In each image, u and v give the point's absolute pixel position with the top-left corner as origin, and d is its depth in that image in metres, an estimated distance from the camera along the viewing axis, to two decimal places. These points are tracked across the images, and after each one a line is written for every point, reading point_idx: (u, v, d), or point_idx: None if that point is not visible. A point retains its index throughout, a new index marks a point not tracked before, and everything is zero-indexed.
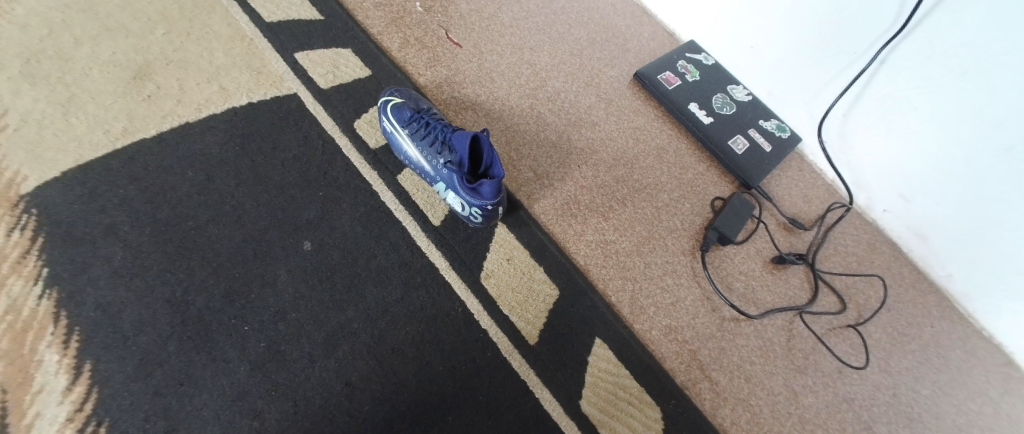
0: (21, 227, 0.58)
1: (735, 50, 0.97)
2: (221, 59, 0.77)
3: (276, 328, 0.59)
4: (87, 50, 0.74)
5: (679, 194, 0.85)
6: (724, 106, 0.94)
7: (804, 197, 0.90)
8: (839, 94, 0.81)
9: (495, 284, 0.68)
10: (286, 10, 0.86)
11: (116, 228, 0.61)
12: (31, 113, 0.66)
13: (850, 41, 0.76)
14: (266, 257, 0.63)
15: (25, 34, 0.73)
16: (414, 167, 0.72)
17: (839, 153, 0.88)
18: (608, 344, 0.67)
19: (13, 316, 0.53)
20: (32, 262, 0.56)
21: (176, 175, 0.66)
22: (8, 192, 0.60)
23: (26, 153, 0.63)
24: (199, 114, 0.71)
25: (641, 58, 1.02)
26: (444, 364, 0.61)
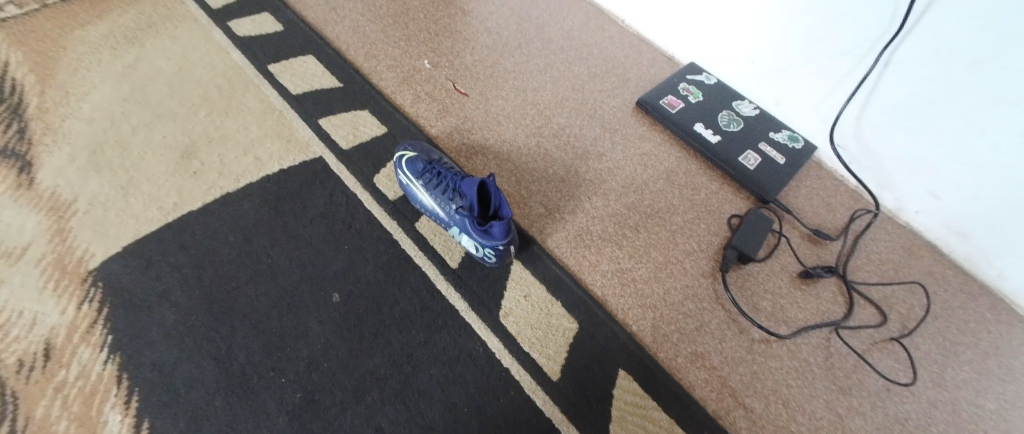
0: (89, 300, 0.66)
1: (736, 66, 0.98)
2: (255, 132, 0.86)
3: (310, 378, 0.62)
4: (143, 137, 0.84)
5: (693, 215, 0.85)
6: (732, 123, 0.94)
7: (827, 206, 0.88)
8: (848, 99, 0.80)
9: (514, 322, 0.69)
10: (309, 81, 0.95)
11: (169, 293, 0.67)
12: (97, 197, 0.76)
13: (851, 46, 0.76)
14: (300, 311, 0.67)
15: (92, 129, 0.84)
16: (430, 214, 0.76)
17: (858, 157, 0.86)
18: (632, 375, 0.67)
19: (84, 380, 0.60)
20: (99, 330, 0.64)
21: (218, 241, 0.73)
22: (79, 269, 0.68)
23: (94, 233, 0.72)
24: (237, 184, 0.79)
25: (643, 86, 1.05)
26: (469, 405, 0.63)
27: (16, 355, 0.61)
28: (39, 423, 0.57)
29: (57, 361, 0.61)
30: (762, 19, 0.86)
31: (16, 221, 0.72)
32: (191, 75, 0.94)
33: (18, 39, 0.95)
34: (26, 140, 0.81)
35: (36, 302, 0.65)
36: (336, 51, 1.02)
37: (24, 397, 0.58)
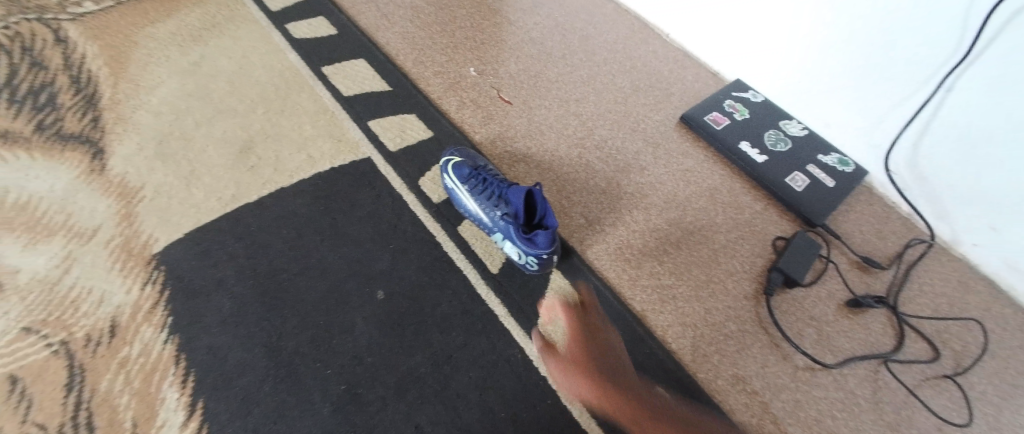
0: (152, 282, 0.70)
1: (786, 85, 0.96)
2: (309, 130, 0.90)
3: (354, 372, 0.64)
4: (205, 130, 0.88)
5: (737, 235, 0.83)
6: (779, 143, 0.92)
7: (877, 233, 0.85)
8: (904, 124, 0.78)
9: (552, 331, 0.70)
10: (360, 84, 0.99)
11: (225, 281, 0.71)
12: (162, 185, 0.80)
13: (909, 70, 0.73)
14: (346, 306, 0.70)
15: (158, 121, 0.89)
16: (473, 219, 0.77)
17: (911, 183, 0.83)
18: (670, 394, 0.66)
19: (145, 358, 0.64)
20: (160, 312, 0.67)
21: (272, 234, 0.76)
22: (144, 252, 0.73)
23: (158, 219, 0.76)
24: (292, 179, 0.82)
25: (686, 102, 1.04)
26: (506, 410, 0.63)
27: (85, 330, 0.65)
28: (102, 396, 0.61)
29: (121, 338, 0.65)
30: (817, 39, 0.84)
31: (88, 204, 0.78)
32: (251, 74, 0.99)
33: (95, 33, 1.02)
34: (99, 128, 0.87)
35: (103, 281, 0.70)
36: (387, 56, 1.05)
37: (90, 371, 0.62)
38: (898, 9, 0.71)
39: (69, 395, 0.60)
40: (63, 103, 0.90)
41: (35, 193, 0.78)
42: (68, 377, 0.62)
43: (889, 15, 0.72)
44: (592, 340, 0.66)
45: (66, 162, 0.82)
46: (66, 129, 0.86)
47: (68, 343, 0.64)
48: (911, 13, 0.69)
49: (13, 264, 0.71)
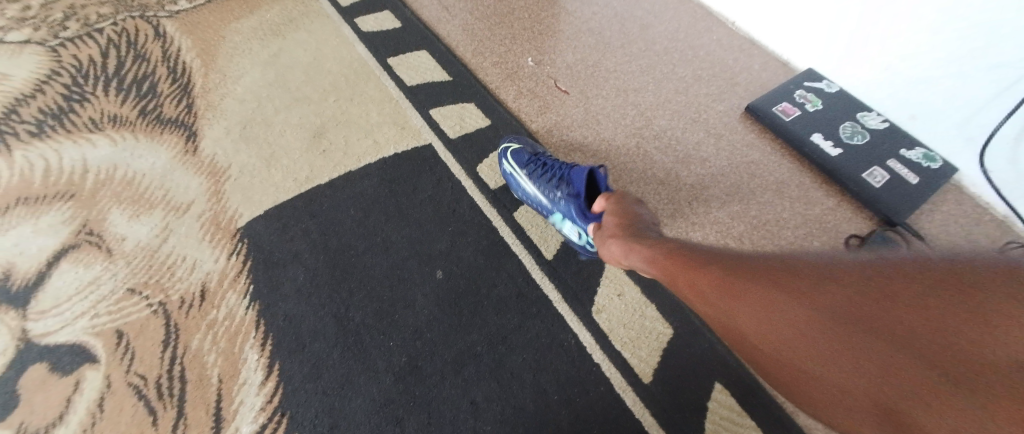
0: (236, 253, 0.77)
1: (865, 74, 0.89)
2: (375, 117, 0.95)
3: (415, 345, 0.68)
4: (283, 116, 0.95)
5: (805, 231, 0.79)
6: (855, 135, 0.87)
7: (967, 236, 0.78)
8: (1004, 116, 0.70)
9: (606, 319, 0.70)
10: (422, 74, 1.02)
11: (300, 255, 0.76)
12: (245, 166, 0.88)
13: (1013, 58, 0.66)
14: (407, 283, 0.73)
15: (242, 107, 0.97)
16: (532, 202, 0.78)
17: (1011, 182, 0.75)
18: (729, 390, 0.64)
19: (229, 321, 0.70)
20: (243, 280, 0.74)
21: (341, 213, 0.81)
22: (230, 226, 0.80)
23: (242, 196, 0.83)
24: (359, 163, 0.87)
25: (751, 92, 1.00)
26: (559, 393, 0.64)
27: (180, 294, 0.73)
28: (194, 353, 0.68)
29: (210, 302, 0.72)
30: (901, 25, 0.78)
31: (183, 181, 0.86)
32: (324, 65, 1.05)
33: (189, 28, 1.13)
34: (192, 114, 0.96)
35: (196, 250, 0.77)
36: (447, 47, 1.08)
37: (184, 330, 0.70)
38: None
39: (166, 350, 0.68)
40: (161, 91, 1.00)
41: (138, 170, 0.88)
42: (165, 334, 0.69)
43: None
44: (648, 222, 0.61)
45: (164, 143, 0.91)
46: (163, 114, 0.96)
47: (166, 304, 0.72)
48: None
49: (122, 232, 0.80)
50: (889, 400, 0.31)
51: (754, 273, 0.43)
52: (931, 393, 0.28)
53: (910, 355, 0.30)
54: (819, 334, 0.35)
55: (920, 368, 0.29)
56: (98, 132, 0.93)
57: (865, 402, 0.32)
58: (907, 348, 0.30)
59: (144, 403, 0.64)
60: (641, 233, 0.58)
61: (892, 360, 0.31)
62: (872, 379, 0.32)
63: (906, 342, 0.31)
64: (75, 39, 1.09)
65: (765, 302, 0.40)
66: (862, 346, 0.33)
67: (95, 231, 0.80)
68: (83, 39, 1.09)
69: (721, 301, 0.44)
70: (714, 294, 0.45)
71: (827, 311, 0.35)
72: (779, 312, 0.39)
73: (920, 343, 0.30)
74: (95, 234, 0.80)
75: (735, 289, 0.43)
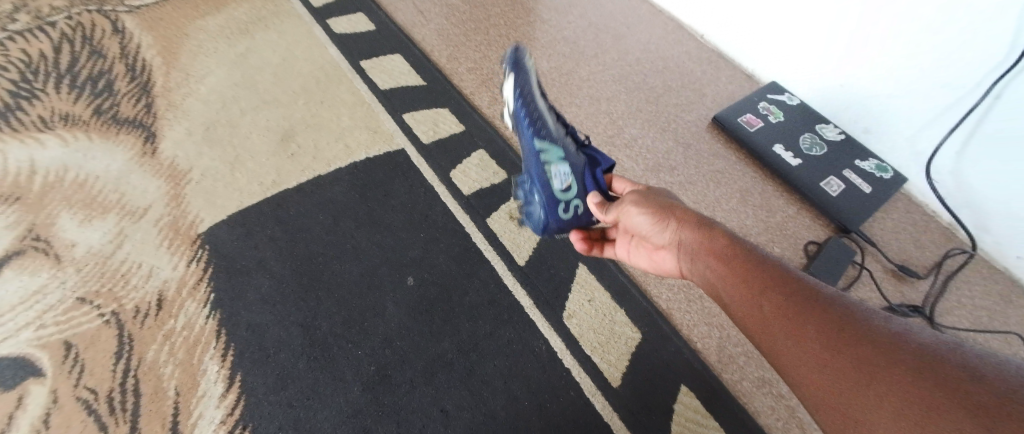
0: (197, 259, 0.74)
1: (824, 88, 0.94)
2: (347, 121, 0.93)
3: (384, 354, 0.67)
4: (250, 119, 0.93)
5: (767, 238, 0.82)
6: (814, 147, 0.90)
7: (915, 242, 0.82)
8: (948, 131, 0.75)
9: (577, 325, 0.70)
10: (396, 78, 1.01)
11: (265, 262, 0.74)
12: (209, 169, 0.84)
13: (956, 76, 0.71)
14: (378, 290, 0.72)
15: (207, 108, 0.94)
16: (538, 123, 0.70)
17: (953, 192, 0.80)
18: (695, 393, 0.66)
19: (188, 331, 0.67)
20: (203, 288, 0.71)
21: (310, 218, 0.79)
22: (191, 231, 0.77)
23: (204, 200, 0.80)
24: (329, 167, 0.85)
25: (718, 103, 1.03)
26: (530, 400, 0.64)
27: (135, 303, 0.69)
28: (149, 364, 0.64)
29: (167, 311, 0.69)
30: (860, 40, 0.82)
31: (140, 184, 0.82)
32: (294, 66, 1.02)
33: (150, 25, 1.08)
34: (152, 114, 0.92)
35: (153, 257, 0.74)
36: (422, 51, 1.08)
37: (138, 340, 0.66)
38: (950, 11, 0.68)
39: (118, 362, 0.64)
40: (119, 90, 0.95)
41: (92, 172, 0.83)
42: (118, 345, 0.66)
43: (939, 17, 0.69)
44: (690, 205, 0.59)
45: (121, 145, 0.87)
46: (121, 114, 0.91)
47: (119, 313, 0.68)
48: (989, 12, 0.64)
49: (72, 238, 0.76)
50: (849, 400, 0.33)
51: (772, 265, 0.43)
52: (896, 403, 0.30)
53: (892, 372, 0.31)
54: (814, 329, 0.36)
55: (895, 384, 0.31)
56: (48, 131, 0.88)
57: (828, 396, 0.34)
58: (891, 366, 0.32)
59: (92, 420, 0.61)
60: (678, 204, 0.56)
61: (870, 371, 0.32)
62: (843, 380, 0.33)
63: (894, 361, 0.32)
64: (25, 32, 1.03)
65: (775, 289, 0.41)
66: (850, 353, 0.34)
67: (42, 236, 0.75)
68: (33, 32, 1.03)
69: (728, 280, 0.45)
70: (724, 273, 0.45)
71: (835, 317, 0.36)
72: (787, 302, 0.39)
73: (904, 368, 0.31)
74: (42, 239, 0.75)
75: (750, 270, 0.43)
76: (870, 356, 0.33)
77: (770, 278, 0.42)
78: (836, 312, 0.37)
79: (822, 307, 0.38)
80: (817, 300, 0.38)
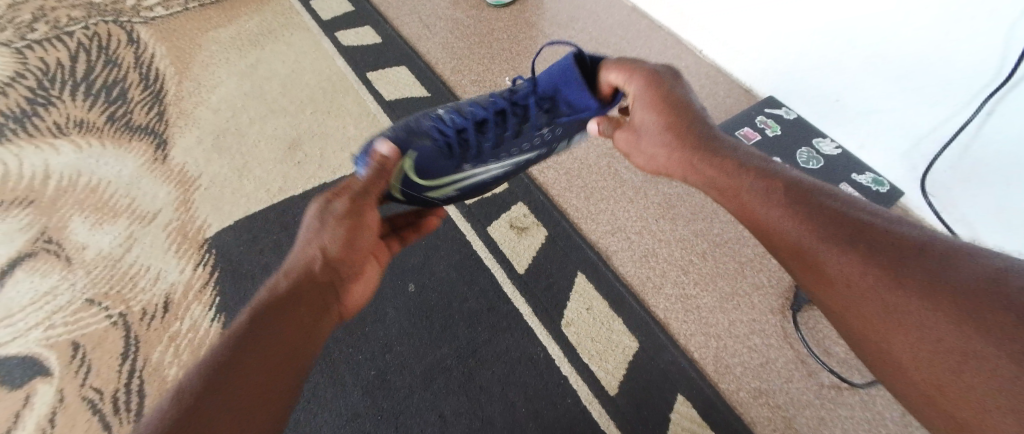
0: (203, 263, 0.75)
1: (820, 104, 0.95)
2: (352, 131, 0.95)
3: (384, 358, 0.68)
4: (258, 127, 0.95)
5: None
6: (811, 160, 0.92)
7: None
8: (942, 147, 0.77)
9: (575, 333, 0.71)
10: (401, 89, 1.04)
11: (269, 267, 0.76)
12: (217, 176, 0.87)
13: (947, 93, 0.73)
14: (378, 296, 0.73)
15: (217, 117, 0.97)
16: (532, 161, 0.81)
17: (949, 207, 0.81)
18: (691, 402, 0.66)
19: (194, 333, 0.69)
20: (208, 292, 0.72)
21: None
22: (198, 236, 0.79)
23: (212, 206, 0.82)
24: (334, 175, 0.88)
25: (717, 117, 1.06)
26: (527, 407, 0.65)
27: (142, 305, 0.71)
28: (154, 365, 0.66)
29: (173, 313, 0.70)
30: (861, 51, 0.82)
31: (151, 189, 0.84)
32: (302, 77, 1.05)
33: (165, 36, 1.12)
34: (163, 122, 0.95)
35: (161, 261, 0.76)
36: (426, 64, 1.11)
37: (144, 342, 0.68)
38: (947, 25, 0.68)
39: (124, 362, 0.66)
40: (132, 98, 0.98)
41: (103, 177, 0.85)
42: (124, 346, 0.67)
43: (939, 29, 0.69)
44: (690, 101, 0.52)
45: (133, 151, 0.90)
46: (133, 121, 0.94)
47: (126, 315, 0.70)
48: (971, 42, 0.67)
49: (82, 241, 0.77)
50: (866, 320, 0.32)
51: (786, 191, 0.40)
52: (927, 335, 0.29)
53: (919, 303, 0.30)
54: (831, 255, 0.35)
55: (926, 313, 0.30)
56: (62, 137, 0.90)
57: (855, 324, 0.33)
58: (916, 292, 0.30)
59: (97, 419, 0.62)
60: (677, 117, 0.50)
61: (891, 301, 0.31)
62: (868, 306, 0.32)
63: (920, 291, 0.30)
64: (43, 42, 1.07)
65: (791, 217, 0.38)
66: (872, 279, 0.32)
67: (54, 238, 0.78)
68: (51, 42, 1.07)
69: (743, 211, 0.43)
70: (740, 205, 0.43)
71: (859, 241, 0.34)
72: (800, 227, 0.37)
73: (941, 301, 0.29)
74: (53, 241, 0.77)
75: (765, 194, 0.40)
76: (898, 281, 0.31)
77: (784, 206, 0.39)
78: (857, 236, 0.34)
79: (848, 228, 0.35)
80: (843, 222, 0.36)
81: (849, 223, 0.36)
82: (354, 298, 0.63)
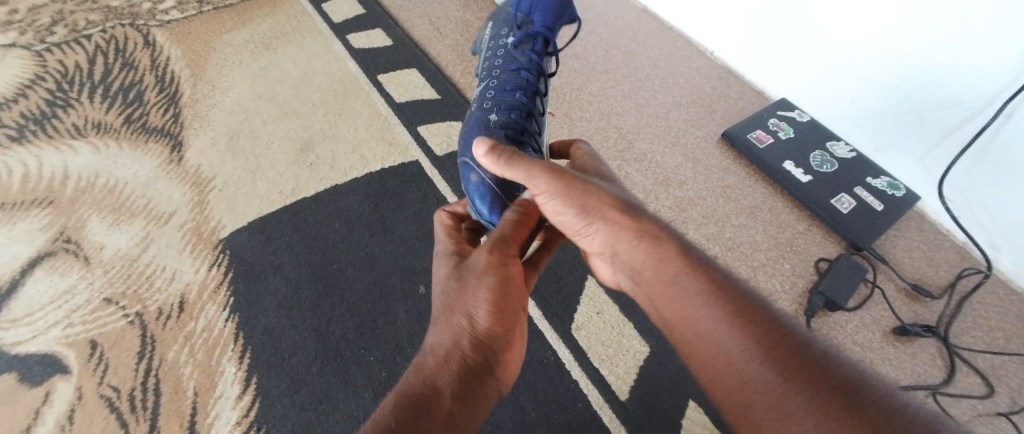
0: (218, 264, 0.76)
1: (835, 107, 0.94)
2: (363, 133, 0.96)
3: (395, 360, 0.68)
4: (270, 129, 0.96)
5: (777, 254, 0.83)
6: (824, 164, 0.91)
7: (928, 261, 0.82)
8: (960, 151, 0.75)
9: (585, 337, 0.71)
10: (412, 91, 1.04)
11: (282, 268, 0.76)
12: (231, 177, 0.88)
13: (966, 95, 0.71)
14: (389, 298, 0.74)
15: (231, 119, 0.98)
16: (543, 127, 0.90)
17: (966, 212, 0.80)
18: (703, 408, 0.66)
19: (208, 333, 0.70)
20: (222, 293, 0.73)
21: (325, 227, 0.81)
22: (213, 237, 0.80)
23: (226, 207, 0.83)
24: (345, 177, 0.88)
25: (729, 119, 1.04)
26: (537, 411, 0.65)
27: (158, 304, 0.72)
28: (170, 364, 0.67)
29: (188, 313, 0.71)
30: (878, 52, 0.80)
31: (166, 190, 0.86)
32: (314, 79, 1.06)
33: (180, 38, 1.13)
34: (179, 123, 0.96)
35: (176, 261, 0.77)
36: (437, 66, 1.11)
37: (160, 341, 0.69)
38: (967, 25, 0.67)
39: (140, 361, 0.67)
40: (148, 100, 1.00)
41: (120, 178, 0.87)
42: (140, 345, 0.68)
43: (959, 29, 0.68)
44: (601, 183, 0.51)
45: (148, 153, 0.91)
46: (149, 123, 0.96)
47: (142, 314, 0.71)
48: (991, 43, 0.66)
49: (100, 241, 0.79)
50: (741, 400, 0.34)
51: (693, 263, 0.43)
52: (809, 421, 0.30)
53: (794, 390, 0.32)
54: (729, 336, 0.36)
55: (802, 408, 0.31)
56: (81, 138, 0.92)
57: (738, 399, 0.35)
58: (786, 378, 0.33)
59: (115, 417, 0.63)
60: (574, 200, 0.50)
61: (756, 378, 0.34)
62: (745, 388, 0.34)
63: (801, 383, 0.32)
64: (62, 45, 1.09)
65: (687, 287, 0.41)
66: (744, 354, 0.35)
67: (73, 238, 0.79)
68: (70, 45, 1.09)
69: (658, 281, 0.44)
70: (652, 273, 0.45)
71: (744, 318, 0.37)
72: (707, 309, 0.39)
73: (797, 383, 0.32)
74: (72, 241, 0.79)
75: (661, 295, 0.43)
76: (774, 361, 0.34)
77: (693, 280, 0.41)
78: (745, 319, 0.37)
79: (746, 315, 0.37)
80: (734, 304, 0.38)
81: (737, 305, 0.38)
82: (505, 371, 0.45)
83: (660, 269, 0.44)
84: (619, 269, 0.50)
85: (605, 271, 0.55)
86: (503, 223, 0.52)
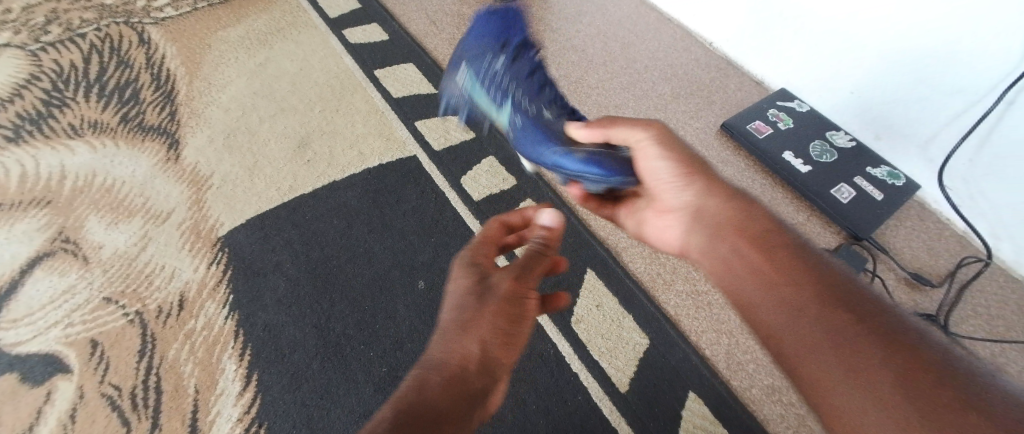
0: (217, 262, 0.76)
1: (835, 96, 0.93)
2: (361, 129, 0.95)
3: (395, 355, 0.68)
4: (267, 126, 0.96)
5: None
6: (825, 154, 0.90)
7: (928, 249, 0.82)
8: (961, 138, 0.75)
9: (585, 329, 0.71)
10: (409, 86, 1.04)
11: (281, 265, 0.76)
12: (229, 175, 0.88)
13: (967, 82, 0.71)
14: (389, 293, 0.74)
15: (227, 116, 0.97)
16: None
17: (968, 200, 0.79)
18: (703, 399, 0.66)
19: (208, 331, 0.70)
20: (221, 290, 0.73)
21: (324, 223, 0.81)
22: (211, 235, 0.79)
23: (224, 205, 0.83)
24: (343, 174, 0.88)
25: (728, 110, 1.04)
26: (538, 403, 0.65)
27: (157, 303, 0.72)
28: (170, 362, 0.67)
29: (188, 311, 0.71)
30: (879, 40, 0.79)
31: (164, 189, 0.85)
32: (310, 75, 1.06)
33: (174, 36, 1.13)
34: (175, 121, 0.96)
35: (175, 259, 0.77)
36: (433, 60, 1.10)
37: (160, 339, 0.69)
38: (968, 12, 0.66)
39: (141, 359, 0.67)
40: (144, 98, 1.00)
41: (118, 177, 0.87)
42: (140, 344, 0.69)
43: (959, 17, 0.68)
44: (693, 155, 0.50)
45: (145, 151, 0.91)
46: (146, 121, 0.95)
47: (142, 313, 0.71)
48: (993, 29, 0.65)
49: (99, 241, 0.79)
50: (808, 350, 0.33)
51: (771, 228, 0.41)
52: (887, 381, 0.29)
53: (877, 346, 0.30)
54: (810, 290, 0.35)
55: (882, 364, 0.30)
56: (77, 138, 0.92)
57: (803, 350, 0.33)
58: (871, 334, 0.31)
59: (117, 415, 0.63)
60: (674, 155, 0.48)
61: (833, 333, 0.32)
62: (817, 338, 0.33)
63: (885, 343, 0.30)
64: (57, 44, 1.09)
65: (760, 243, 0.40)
66: (821, 308, 0.34)
67: (71, 238, 0.79)
68: (64, 44, 1.09)
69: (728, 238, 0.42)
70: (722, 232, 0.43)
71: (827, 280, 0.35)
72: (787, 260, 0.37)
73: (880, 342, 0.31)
74: (70, 241, 0.79)
75: (738, 248, 0.41)
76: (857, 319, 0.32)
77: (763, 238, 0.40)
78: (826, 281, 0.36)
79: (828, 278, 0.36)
80: (811, 267, 0.37)
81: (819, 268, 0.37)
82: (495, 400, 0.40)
83: (746, 225, 0.42)
84: (691, 226, 0.47)
85: (659, 232, 0.52)
86: (529, 253, 0.45)
